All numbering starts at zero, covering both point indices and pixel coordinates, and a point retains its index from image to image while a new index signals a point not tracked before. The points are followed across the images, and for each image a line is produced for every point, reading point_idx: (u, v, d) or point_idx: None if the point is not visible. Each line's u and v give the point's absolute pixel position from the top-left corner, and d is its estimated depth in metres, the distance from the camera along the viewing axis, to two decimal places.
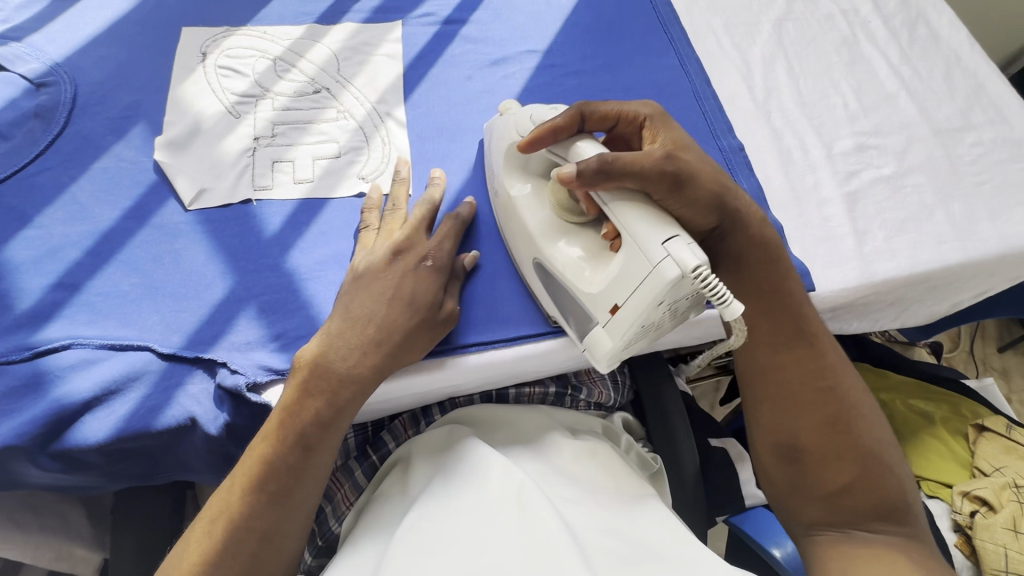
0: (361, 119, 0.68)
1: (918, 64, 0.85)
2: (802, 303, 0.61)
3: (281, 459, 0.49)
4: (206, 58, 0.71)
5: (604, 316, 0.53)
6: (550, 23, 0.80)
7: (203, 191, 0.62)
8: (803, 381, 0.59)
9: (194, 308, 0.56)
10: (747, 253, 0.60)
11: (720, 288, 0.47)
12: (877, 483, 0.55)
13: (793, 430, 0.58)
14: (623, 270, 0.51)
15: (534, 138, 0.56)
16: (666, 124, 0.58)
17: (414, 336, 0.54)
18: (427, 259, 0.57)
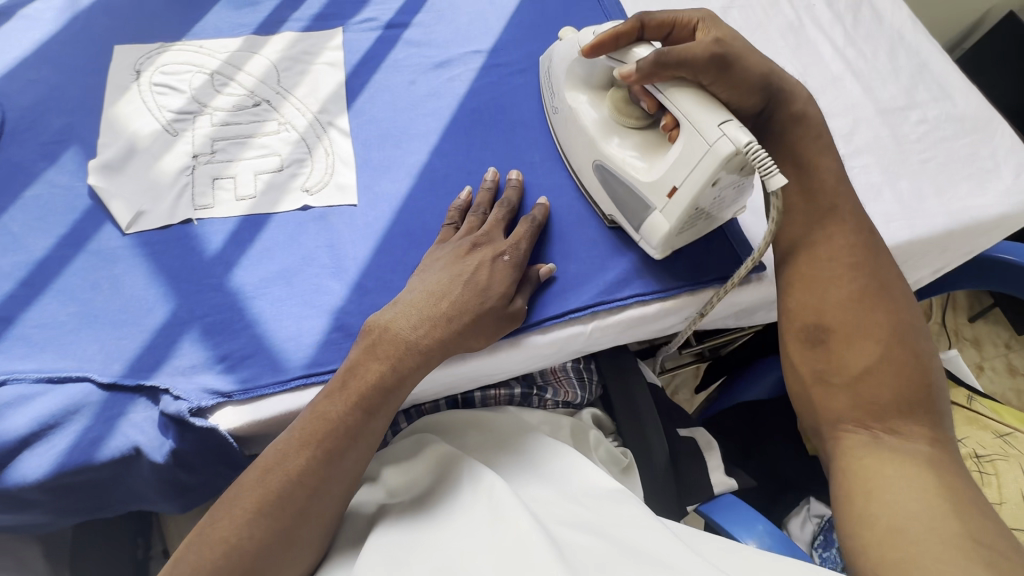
0: (303, 130, 0.67)
1: (863, 46, 0.85)
2: (835, 185, 0.59)
3: (342, 417, 0.51)
4: (140, 75, 0.69)
5: (660, 201, 0.57)
6: (494, 23, 0.79)
7: (141, 214, 0.60)
8: (837, 259, 0.57)
9: (135, 334, 0.54)
10: (788, 136, 0.60)
11: (767, 158, 0.49)
12: (905, 371, 0.52)
13: (820, 311, 0.56)
14: (680, 155, 0.55)
15: (597, 44, 0.60)
16: (721, 24, 0.60)
17: (477, 327, 0.55)
18: (506, 253, 0.59)
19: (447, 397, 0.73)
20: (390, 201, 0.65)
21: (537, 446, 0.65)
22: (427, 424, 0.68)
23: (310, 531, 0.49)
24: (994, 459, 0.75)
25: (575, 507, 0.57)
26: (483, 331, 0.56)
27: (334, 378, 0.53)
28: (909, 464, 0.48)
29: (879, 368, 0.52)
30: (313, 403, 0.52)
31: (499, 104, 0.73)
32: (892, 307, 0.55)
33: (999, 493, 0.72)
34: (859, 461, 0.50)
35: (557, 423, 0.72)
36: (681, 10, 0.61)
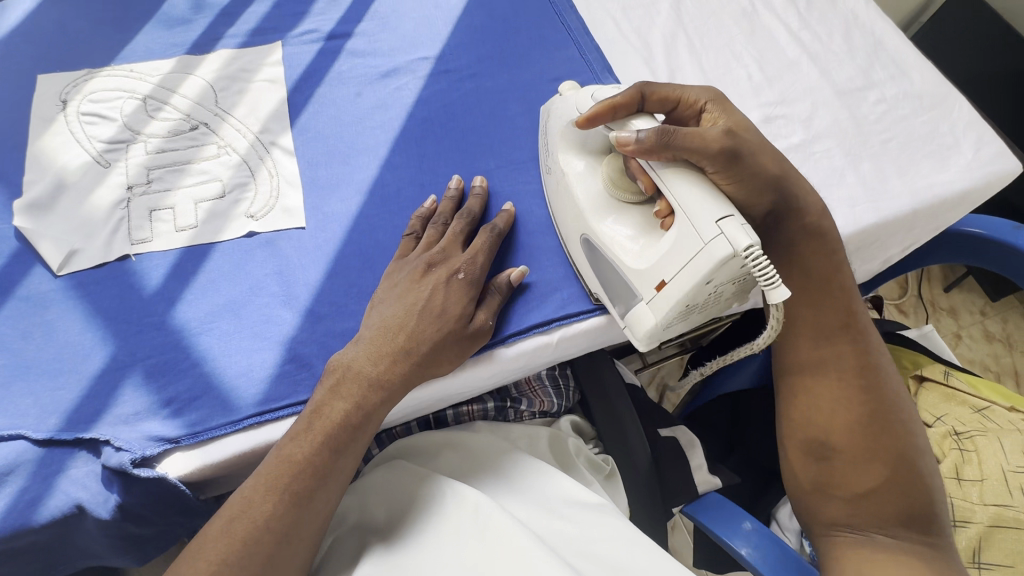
0: (244, 152, 0.64)
1: (818, 28, 0.84)
2: (850, 297, 0.59)
3: (308, 459, 0.48)
4: (67, 105, 0.65)
5: (648, 293, 0.52)
6: (441, 27, 0.77)
7: (73, 253, 0.57)
8: (844, 378, 0.57)
9: (72, 383, 0.51)
10: (797, 246, 0.59)
11: (770, 269, 0.45)
12: (907, 486, 0.54)
13: (824, 428, 0.57)
14: (672, 249, 0.49)
15: (595, 113, 0.55)
16: (730, 110, 0.56)
17: (439, 353, 0.53)
18: (461, 271, 0.56)
19: (419, 419, 0.70)
20: (340, 220, 0.62)
21: (516, 460, 0.62)
22: (399, 449, 0.64)
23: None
24: (974, 436, 0.74)
25: (552, 519, 0.56)
26: (446, 355, 0.54)
27: (297, 419, 0.50)
28: (902, 566, 0.51)
29: (881, 487, 0.54)
30: (278, 448, 0.49)
31: (451, 111, 0.71)
32: (898, 428, 0.56)
33: (980, 470, 0.70)
34: (853, 562, 0.52)
35: (533, 436, 0.69)
36: (687, 88, 0.57)
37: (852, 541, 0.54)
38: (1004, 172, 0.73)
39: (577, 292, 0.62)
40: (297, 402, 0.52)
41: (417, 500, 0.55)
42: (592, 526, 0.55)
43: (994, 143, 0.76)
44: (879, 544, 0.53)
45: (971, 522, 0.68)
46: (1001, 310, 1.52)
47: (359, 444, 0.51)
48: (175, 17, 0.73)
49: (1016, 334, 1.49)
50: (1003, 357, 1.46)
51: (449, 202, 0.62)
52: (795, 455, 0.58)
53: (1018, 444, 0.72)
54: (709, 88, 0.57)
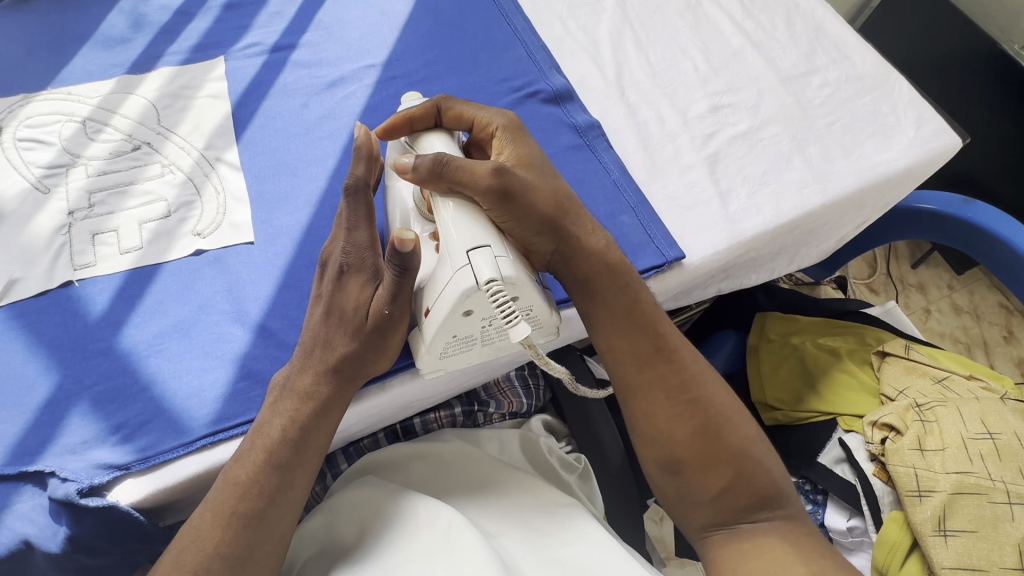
0: (188, 169, 0.63)
1: (760, 17, 0.86)
2: (655, 318, 0.57)
3: (252, 480, 0.48)
4: (3, 132, 0.64)
5: (420, 318, 0.52)
6: (387, 34, 0.77)
7: (13, 283, 0.56)
8: (670, 394, 0.56)
9: (16, 416, 0.50)
10: (594, 275, 0.56)
11: (505, 305, 0.45)
12: (749, 478, 0.55)
13: (668, 445, 0.55)
14: (436, 276, 0.50)
15: (390, 125, 0.57)
16: (515, 139, 0.57)
17: (353, 353, 0.51)
18: (345, 263, 0.52)
19: (386, 430, 0.68)
20: (290, 234, 0.61)
21: (490, 471, 0.61)
22: (369, 462, 0.63)
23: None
24: (934, 406, 0.75)
25: (523, 530, 0.56)
26: (367, 356, 0.52)
27: (244, 439, 0.50)
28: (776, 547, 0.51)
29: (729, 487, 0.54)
30: (223, 472, 0.49)
31: None
32: (728, 426, 0.56)
33: (942, 440, 0.72)
34: (736, 558, 0.52)
35: (504, 439, 0.69)
36: (481, 109, 0.57)
37: (726, 538, 0.54)
38: (945, 147, 0.75)
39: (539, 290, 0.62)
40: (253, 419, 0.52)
41: (388, 518, 0.54)
42: (560, 533, 0.56)
43: (934, 120, 0.77)
44: (749, 534, 0.53)
45: (935, 491, 0.69)
46: (967, 283, 1.56)
47: (302, 456, 0.50)
48: (114, 37, 0.72)
49: (983, 305, 1.53)
50: (972, 328, 1.50)
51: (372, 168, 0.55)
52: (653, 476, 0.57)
53: (976, 411, 0.73)
54: (503, 112, 0.58)
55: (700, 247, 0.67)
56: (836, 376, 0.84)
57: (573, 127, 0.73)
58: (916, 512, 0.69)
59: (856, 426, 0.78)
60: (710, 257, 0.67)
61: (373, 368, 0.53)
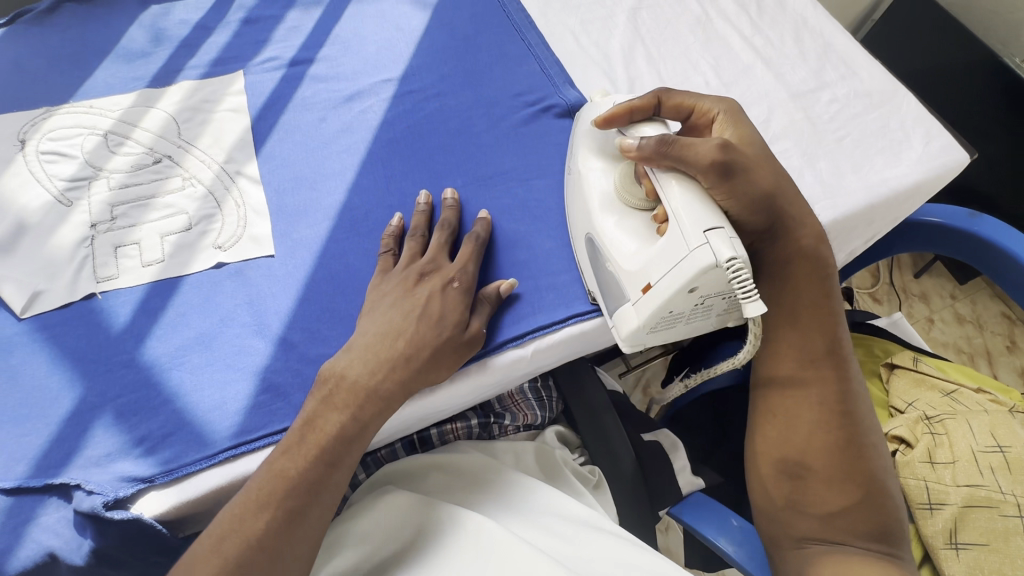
0: (209, 183, 0.64)
1: (769, 33, 0.87)
2: (835, 330, 0.63)
3: (302, 474, 0.48)
4: (26, 144, 0.64)
5: (634, 295, 0.55)
6: (403, 49, 0.78)
7: (36, 295, 0.56)
8: (823, 402, 0.61)
9: (40, 428, 0.50)
10: (787, 268, 0.62)
11: (750, 285, 0.49)
12: (874, 505, 0.59)
13: (801, 447, 0.61)
14: (662, 250, 0.52)
15: (611, 113, 0.61)
16: (737, 124, 0.61)
17: (437, 356, 0.54)
18: (453, 279, 0.58)
19: (403, 440, 0.68)
20: (309, 247, 0.62)
21: (506, 479, 0.63)
22: (389, 473, 0.64)
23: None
24: (943, 419, 0.75)
25: (544, 536, 0.56)
26: (446, 361, 0.55)
27: (292, 428, 0.51)
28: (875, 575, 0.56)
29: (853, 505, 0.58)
30: (269, 462, 0.49)
31: (415, 131, 0.71)
32: (867, 455, 0.60)
33: (952, 452, 0.72)
34: (829, 568, 0.57)
35: (519, 451, 0.69)
36: (701, 99, 0.62)
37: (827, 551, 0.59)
38: (953, 163, 0.76)
39: (554, 304, 0.63)
40: (275, 431, 0.52)
41: (413, 524, 0.56)
42: (581, 539, 0.56)
43: (942, 136, 0.79)
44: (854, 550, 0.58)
45: (946, 503, 0.69)
46: (970, 293, 1.57)
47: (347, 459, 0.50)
48: (135, 51, 0.73)
49: (985, 315, 1.54)
50: (975, 338, 1.51)
51: (421, 215, 0.63)
52: (771, 471, 0.62)
53: (986, 424, 0.74)
54: (722, 100, 0.63)
55: None
56: None
57: None
58: (927, 524, 0.70)
59: None
60: None
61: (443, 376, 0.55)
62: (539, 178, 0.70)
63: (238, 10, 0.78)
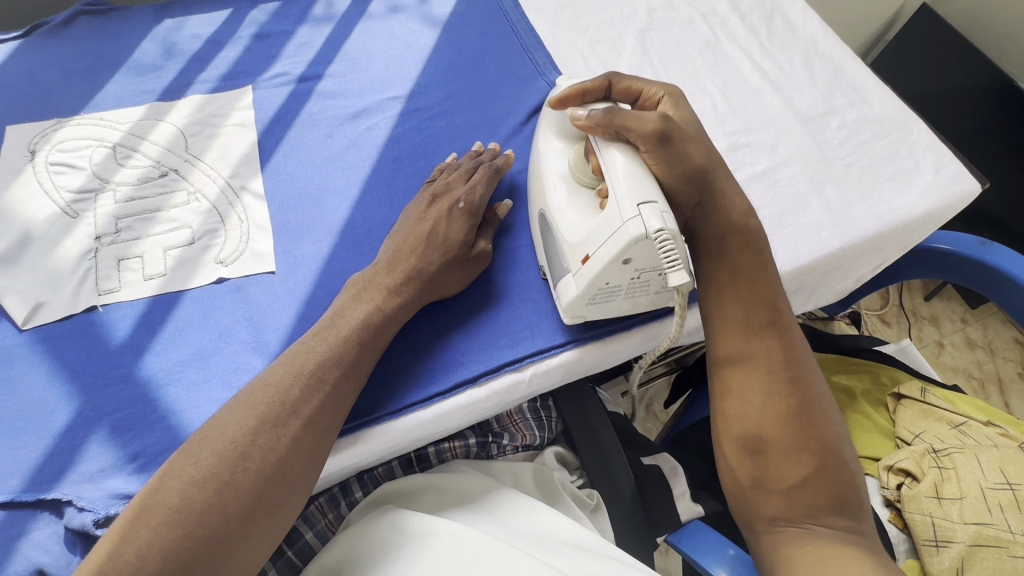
0: (214, 198, 0.64)
1: (779, 57, 0.87)
2: (775, 293, 0.59)
3: (330, 352, 0.52)
4: (36, 155, 0.65)
5: (575, 265, 0.56)
6: (411, 66, 0.78)
7: (38, 307, 0.56)
8: (772, 371, 0.56)
9: (35, 442, 0.50)
10: (723, 237, 0.59)
11: (674, 255, 0.48)
12: (834, 475, 0.54)
13: (755, 419, 0.55)
14: (599, 225, 0.52)
15: (564, 94, 0.61)
16: (682, 107, 0.61)
17: (444, 276, 0.60)
18: (462, 202, 0.62)
19: (400, 457, 0.68)
20: (311, 264, 0.62)
21: (505, 499, 0.62)
22: (388, 492, 0.63)
23: (298, 468, 0.48)
24: (952, 452, 0.74)
25: (537, 547, 0.56)
26: (453, 274, 0.61)
27: (323, 320, 0.56)
28: (841, 557, 0.50)
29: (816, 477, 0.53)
30: (301, 343, 0.54)
31: (421, 150, 0.72)
32: (823, 423, 0.55)
33: (959, 488, 0.70)
34: (799, 558, 0.51)
35: (517, 471, 0.69)
36: (649, 83, 0.63)
37: (793, 535, 0.53)
38: (963, 193, 0.75)
39: (555, 330, 0.63)
40: None
41: (409, 541, 0.54)
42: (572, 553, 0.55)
43: (953, 164, 0.78)
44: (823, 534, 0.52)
45: (953, 542, 0.67)
46: (981, 317, 1.54)
47: (367, 359, 0.54)
48: (146, 64, 0.74)
49: (997, 340, 1.51)
50: (986, 363, 1.48)
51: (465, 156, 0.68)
52: (730, 451, 0.56)
53: (996, 459, 0.72)
54: (668, 85, 0.63)
55: None
56: (850, 417, 0.84)
57: None
58: (933, 562, 0.68)
59: (871, 469, 0.78)
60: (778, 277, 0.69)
61: (452, 289, 0.61)
62: None
63: (249, 25, 0.78)
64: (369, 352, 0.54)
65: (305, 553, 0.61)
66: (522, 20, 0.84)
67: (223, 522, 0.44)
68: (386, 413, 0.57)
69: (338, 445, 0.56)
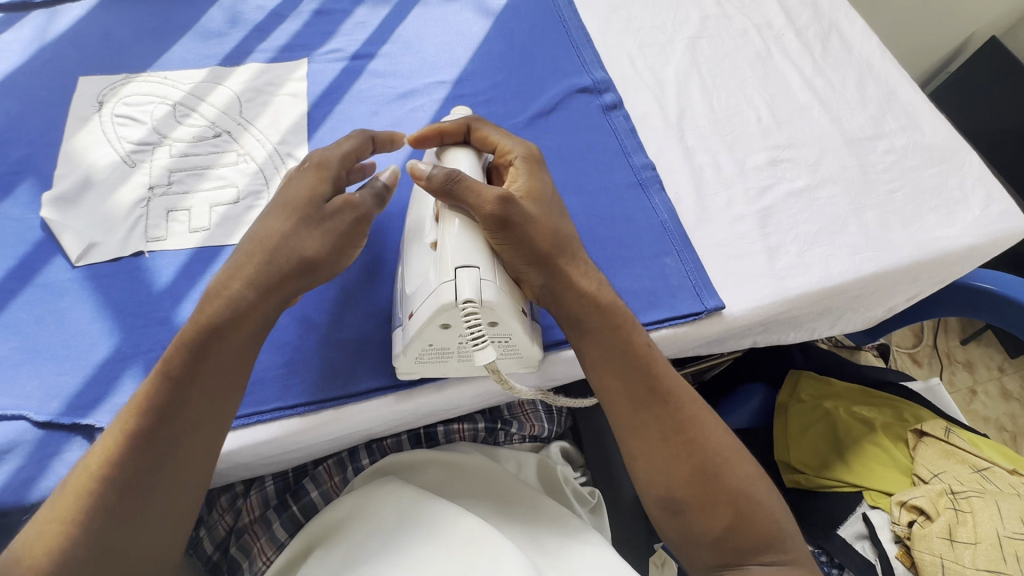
0: (261, 161, 0.67)
1: (831, 75, 0.85)
2: (651, 358, 0.56)
3: (194, 341, 0.49)
4: (103, 106, 0.69)
5: (404, 320, 0.53)
6: (460, 53, 0.80)
7: (91, 246, 0.60)
8: (667, 438, 0.54)
9: (76, 370, 0.54)
10: (584, 310, 0.54)
11: (476, 330, 0.47)
12: (751, 519, 0.53)
13: (669, 484, 0.54)
14: (420, 284, 0.51)
15: (422, 135, 0.57)
16: (533, 174, 0.57)
17: (295, 239, 0.51)
18: (311, 158, 0.55)
19: (410, 432, 0.69)
20: None
21: (510, 488, 0.64)
22: (393, 464, 0.64)
23: (181, 461, 0.48)
24: (970, 496, 0.72)
25: (537, 548, 0.57)
26: (308, 234, 0.51)
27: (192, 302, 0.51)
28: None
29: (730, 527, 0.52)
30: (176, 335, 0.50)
31: None
32: (730, 474, 0.54)
33: (974, 532, 0.69)
34: None
35: (521, 460, 0.70)
36: (508, 138, 0.58)
37: None
38: (1011, 231, 0.73)
39: None
40: (285, 406, 0.55)
41: (415, 514, 0.56)
42: (573, 553, 0.57)
43: (1003, 200, 0.75)
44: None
45: None
46: (1020, 367, 1.48)
47: (228, 378, 0.50)
48: (212, 30, 0.77)
49: None
50: (1020, 417, 1.42)
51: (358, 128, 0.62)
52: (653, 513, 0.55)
53: (1016, 509, 0.70)
54: (528, 146, 0.58)
55: (742, 299, 0.65)
56: (866, 448, 0.81)
57: (629, 166, 0.73)
58: None
59: (882, 503, 0.75)
60: (801, 293, 0.67)
61: (308, 248, 0.51)
62: (576, 194, 0.71)
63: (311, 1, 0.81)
64: (227, 371, 0.49)
65: (308, 510, 0.65)
66: (574, 18, 0.86)
67: (100, 563, 0.45)
68: (365, 388, 0.56)
69: (322, 416, 0.55)
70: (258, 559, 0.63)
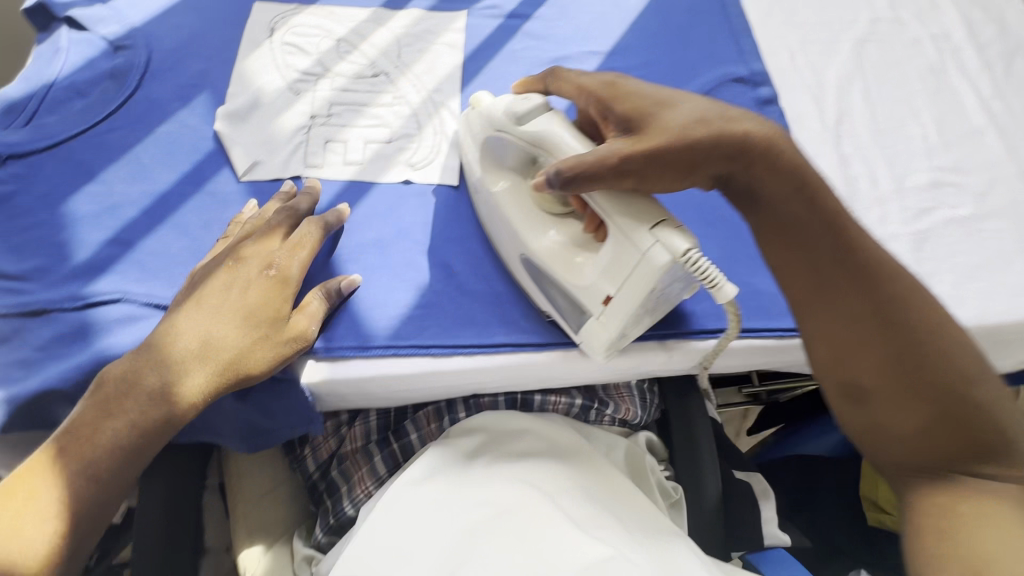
0: (415, 106, 0.68)
1: (1012, 100, 0.78)
2: (844, 233, 0.49)
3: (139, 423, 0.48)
4: (274, 33, 0.72)
5: (598, 310, 0.52)
6: (615, 26, 0.78)
7: (256, 164, 0.63)
8: (857, 318, 0.47)
9: None
10: (768, 181, 0.49)
11: (711, 270, 0.45)
12: (962, 417, 0.44)
13: (854, 367, 0.47)
14: (612, 261, 0.49)
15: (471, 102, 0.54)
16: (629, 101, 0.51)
17: (247, 353, 0.50)
18: (275, 262, 0.54)
19: (507, 395, 0.68)
20: None
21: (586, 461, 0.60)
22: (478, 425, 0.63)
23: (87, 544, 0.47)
24: None
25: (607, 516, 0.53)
26: (262, 350, 0.51)
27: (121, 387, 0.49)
28: (1001, 513, 0.39)
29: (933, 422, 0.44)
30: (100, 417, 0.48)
31: None
32: (936, 364, 0.45)
33: None
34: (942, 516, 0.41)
35: (611, 444, 0.69)
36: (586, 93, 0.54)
37: (928, 485, 0.43)
38: None
39: (707, 313, 0.61)
40: (420, 345, 0.56)
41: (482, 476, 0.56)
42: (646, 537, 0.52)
43: None
44: (969, 483, 0.42)
45: None
46: None
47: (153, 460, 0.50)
48: None
49: None
50: None
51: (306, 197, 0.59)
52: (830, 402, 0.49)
53: None
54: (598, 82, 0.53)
55: None
56: None
57: None
58: None
59: None
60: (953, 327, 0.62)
61: (257, 366, 0.50)
62: None
63: None
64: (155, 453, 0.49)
65: (407, 451, 0.66)
66: (735, 5, 0.82)
67: None
68: (505, 342, 0.57)
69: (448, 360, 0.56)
70: (356, 487, 0.65)
